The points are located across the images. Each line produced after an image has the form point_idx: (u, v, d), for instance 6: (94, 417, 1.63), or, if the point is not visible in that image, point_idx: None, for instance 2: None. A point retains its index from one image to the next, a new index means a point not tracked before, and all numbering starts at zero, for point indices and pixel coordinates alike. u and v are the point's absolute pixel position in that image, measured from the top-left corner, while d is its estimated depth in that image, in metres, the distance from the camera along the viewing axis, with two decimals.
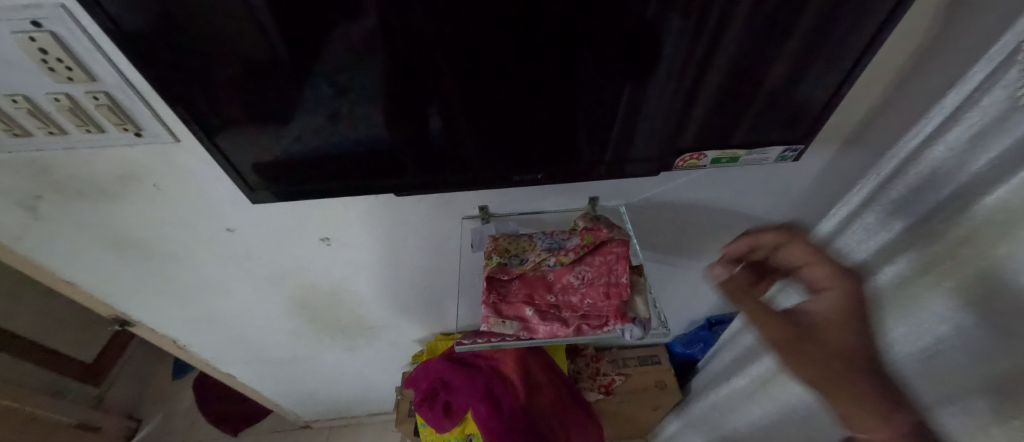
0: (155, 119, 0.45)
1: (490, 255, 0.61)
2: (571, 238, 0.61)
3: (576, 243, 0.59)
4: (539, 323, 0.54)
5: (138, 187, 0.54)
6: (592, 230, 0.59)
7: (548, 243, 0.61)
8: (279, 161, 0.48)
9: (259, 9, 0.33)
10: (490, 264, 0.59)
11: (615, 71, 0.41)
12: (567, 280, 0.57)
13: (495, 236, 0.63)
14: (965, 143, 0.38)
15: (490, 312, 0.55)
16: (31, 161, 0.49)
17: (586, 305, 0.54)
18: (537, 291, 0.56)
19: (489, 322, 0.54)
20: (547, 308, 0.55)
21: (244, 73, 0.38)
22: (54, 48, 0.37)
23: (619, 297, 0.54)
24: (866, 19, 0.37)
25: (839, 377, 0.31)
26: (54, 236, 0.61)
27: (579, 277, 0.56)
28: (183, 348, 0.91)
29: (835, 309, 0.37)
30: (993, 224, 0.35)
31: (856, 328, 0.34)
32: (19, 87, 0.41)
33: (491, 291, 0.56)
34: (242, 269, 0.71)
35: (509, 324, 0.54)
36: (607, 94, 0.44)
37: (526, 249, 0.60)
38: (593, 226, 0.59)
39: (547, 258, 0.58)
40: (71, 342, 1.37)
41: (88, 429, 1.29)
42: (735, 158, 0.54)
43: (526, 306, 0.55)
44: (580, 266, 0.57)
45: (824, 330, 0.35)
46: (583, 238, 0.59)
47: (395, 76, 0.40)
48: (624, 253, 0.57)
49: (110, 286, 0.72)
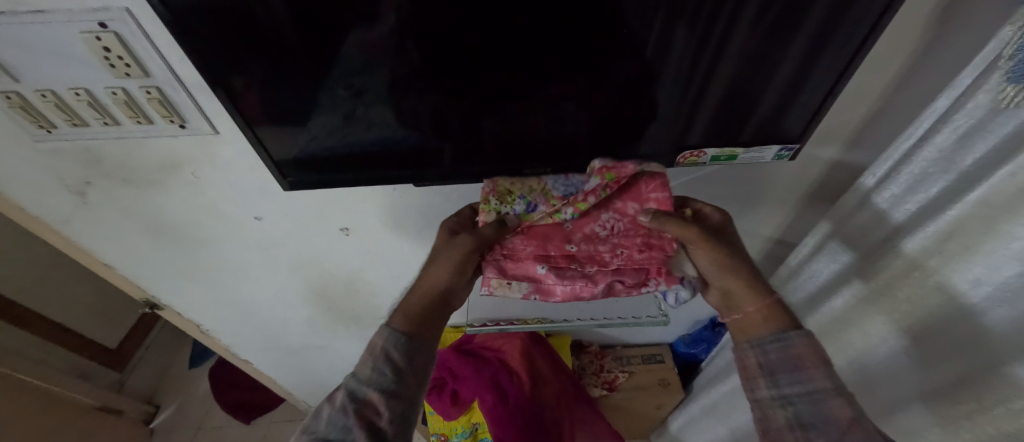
0: (198, 112, 0.50)
1: (484, 203, 0.51)
2: (589, 178, 0.51)
3: (595, 185, 0.50)
4: (555, 283, 0.50)
5: (176, 175, 0.59)
6: (616, 169, 0.50)
7: (562, 186, 0.54)
8: (308, 153, 0.52)
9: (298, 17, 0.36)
10: (485, 209, 0.51)
11: (617, 72, 0.44)
12: (589, 229, 0.51)
13: (495, 180, 0.56)
14: (952, 145, 0.40)
15: (496, 271, 0.51)
16: (85, 150, 0.54)
17: (617, 261, 0.49)
18: (554, 242, 0.51)
19: (494, 284, 0.51)
20: (567, 267, 0.51)
21: (278, 74, 0.42)
22: (116, 46, 0.42)
23: (658, 251, 0.48)
24: (857, 26, 0.40)
25: (747, 280, 0.48)
26: (97, 220, 0.65)
27: (606, 228, 0.51)
28: (205, 333, 0.96)
29: (721, 225, 0.50)
30: (980, 219, 0.37)
31: (733, 238, 0.50)
32: (82, 82, 0.46)
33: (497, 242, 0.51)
34: (266, 256, 0.76)
35: (517, 286, 0.51)
36: (608, 94, 0.47)
37: (537, 191, 0.53)
38: (617, 164, 0.50)
39: (562, 205, 0.50)
40: (97, 328, 1.44)
41: (110, 412, 1.36)
42: (734, 156, 0.56)
43: (539, 264, 0.51)
44: (604, 214, 0.52)
45: (729, 244, 0.48)
46: (605, 176, 0.50)
47: (417, 74, 0.43)
48: (665, 199, 0.49)
49: (142, 270, 0.77)
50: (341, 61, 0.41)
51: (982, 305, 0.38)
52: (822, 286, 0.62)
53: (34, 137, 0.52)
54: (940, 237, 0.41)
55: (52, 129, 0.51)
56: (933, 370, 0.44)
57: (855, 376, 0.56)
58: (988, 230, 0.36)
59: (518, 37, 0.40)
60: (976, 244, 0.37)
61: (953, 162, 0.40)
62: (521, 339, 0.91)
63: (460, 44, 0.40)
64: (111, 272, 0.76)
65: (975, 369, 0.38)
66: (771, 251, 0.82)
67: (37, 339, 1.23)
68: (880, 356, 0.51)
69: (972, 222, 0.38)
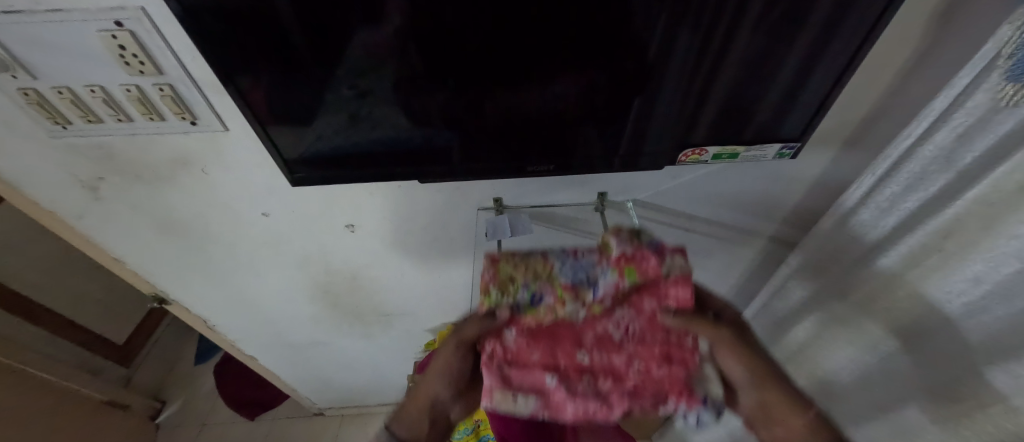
0: (209, 109, 0.51)
1: (483, 297, 0.39)
2: (603, 268, 0.39)
3: (612, 281, 0.37)
4: (566, 402, 0.37)
5: (187, 171, 0.60)
6: (637, 262, 0.38)
7: (570, 271, 0.40)
8: (318, 150, 0.53)
9: (303, 13, 0.37)
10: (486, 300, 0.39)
11: (618, 70, 0.45)
12: (603, 330, 0.37)
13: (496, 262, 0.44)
14: (951, 144, 0.40)
15: (493, 383, 0.37)
16: (99, 145, 0.55)
17: (634, 375, 0.37)
18: (562, 347, 0.38)
19: (494, 397, 0.36)
20: (578, 379, 0.38)
21: (284, 72, 0.43)
22: (131, 44, 0.43)
23: (681, 365, 0.37)
24: (856, 26, 0.40)
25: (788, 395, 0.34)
26: (110, 215, 0.67)
27: (621, 329, 0.37)
28: (211, 328, 0.97)
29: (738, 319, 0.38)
30: (977, 217, 0.37)
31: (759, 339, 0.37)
32: (98, 79, 0.47)
33: (492, 341, 0.37)
34: (273, 252, 0.77)
35: (521, 403, 0.37)
36: (609, 93, 0.48)
37: (539, 278, 0.40)
38: (636, 254, 0.38)
39: (572, 304, 0.36)
40: (105, 323, 1.46)
41: (118, 407, 1.37)
42: (735, 154, 0.57)
43: (546, 374, 0.38)
44: (621, 311, 0.37)
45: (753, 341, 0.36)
46: (623, 271, 0.37)
47: (424, 72, 0.44)
48: (687, 299, 0.35)
49: (152, 265, 0.78)
50: (346, 59, 0.42)
51: (979, 303, 0.38)
52: (824, 284, 0.62)
53: (50, 133, 0.53)
54: (939, 234, 0.42)
55: (67, 124, 0.52)
56: (931, 365, 0.44)
57: (855, 374, 0.56)
58: (986, 227, 0.36)
59: (520, 36, 0.40)
60: (975, 242, 0.37)
61: (952, 161, 0.40)
62: None
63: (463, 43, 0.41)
64: (122, 267, 0.78)
65: (973, 364, 0.39)
66: (774, 250, 0.82)
67: (46, 334, 1.25)
68: (881, 354, 0.52)
69: (970, 221, 0.38)
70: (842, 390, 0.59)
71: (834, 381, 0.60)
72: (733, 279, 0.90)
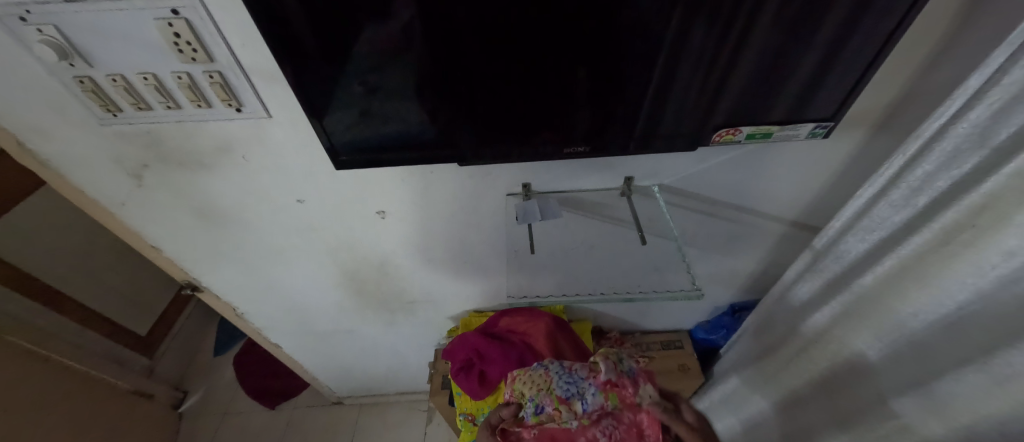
0: (254, 95, 0.52)
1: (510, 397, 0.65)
2: (592, 389, 0.58)
3: (600, 401, 0.57)
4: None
5: (229, 158, 0.62)
6: (618, 388, 0.58)
7: (565, 384, 0.59)
8: (364, 135, 0.54)
9: None
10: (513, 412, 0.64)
11: (638, 53, 0.46)
12: (593, 434, 0.62)
13: (513, 375, 0.66)
14: (986, 121, 0.40)
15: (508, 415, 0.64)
16: (146, 132, 0.57)
17: None
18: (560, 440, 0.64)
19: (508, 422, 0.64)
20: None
21: (326, 55, 0.44)
22: (186, 32, 0.45)
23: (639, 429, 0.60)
24: (895, 5, 0.41)
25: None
26: (150, 202, 0.69)
27: (605, 434, 0.61)
28: (240, 316, 1.00)
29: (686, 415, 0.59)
30: (1009, 192, 0.37)
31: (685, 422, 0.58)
32: (152, 68, 0.49)
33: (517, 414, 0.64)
34: (305, 239, 0.79)
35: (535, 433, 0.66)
36: (630, 71, 0.48)
37: (542, 393, 0.60)
38: (618, 379, 0.58)
39: (566, 412, 0.57)
40: (132, 315, 1.49)
41: (143, 396, 1.41)
42: (769, 134, 0.57)
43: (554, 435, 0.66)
44: (607, 421, 0.61)
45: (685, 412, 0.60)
46: (608, 396, 0.57)
47: (442, 52, 0.44)
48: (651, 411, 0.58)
49: (188, 253, 0.80)
50: (374, 42, 0.43)
51: (1017, 275, 0.37)
52: (850, 266, 0.62)
53: (101, 120, 0.55)
54: (973, 210, 0.41)
55: (118, 112, 0.54)
56: (962, 342, 0.44)
57: (880, 354, 0.57)
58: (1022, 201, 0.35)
59: (545, 16, 0.41)
60: (1010, 216, 0.37)
61: (987, 137, 0.40)
62: (544, 322, 0.92)
63: (481, 28, 0.42)
64: (158, 254, 0.80)
65: (1003, 338, 0.39)
66: (796, 236, 0.84)
67: (74, 325, 1.27)
68: (906, 335, 0.52)
69: (1006, 193, 0.37)
70: (865, 372, 0.60)
71: (858, 365, 0.61)
72: (754, 264, 0.91)
